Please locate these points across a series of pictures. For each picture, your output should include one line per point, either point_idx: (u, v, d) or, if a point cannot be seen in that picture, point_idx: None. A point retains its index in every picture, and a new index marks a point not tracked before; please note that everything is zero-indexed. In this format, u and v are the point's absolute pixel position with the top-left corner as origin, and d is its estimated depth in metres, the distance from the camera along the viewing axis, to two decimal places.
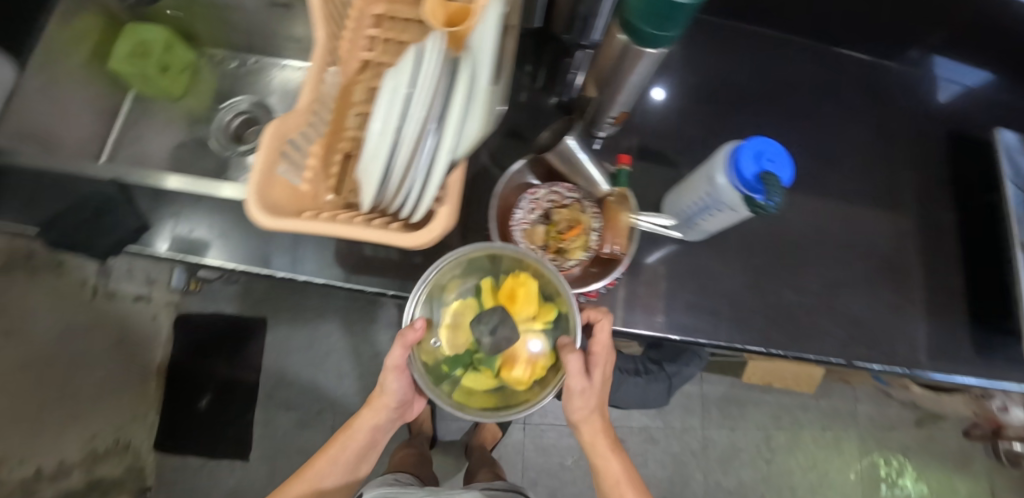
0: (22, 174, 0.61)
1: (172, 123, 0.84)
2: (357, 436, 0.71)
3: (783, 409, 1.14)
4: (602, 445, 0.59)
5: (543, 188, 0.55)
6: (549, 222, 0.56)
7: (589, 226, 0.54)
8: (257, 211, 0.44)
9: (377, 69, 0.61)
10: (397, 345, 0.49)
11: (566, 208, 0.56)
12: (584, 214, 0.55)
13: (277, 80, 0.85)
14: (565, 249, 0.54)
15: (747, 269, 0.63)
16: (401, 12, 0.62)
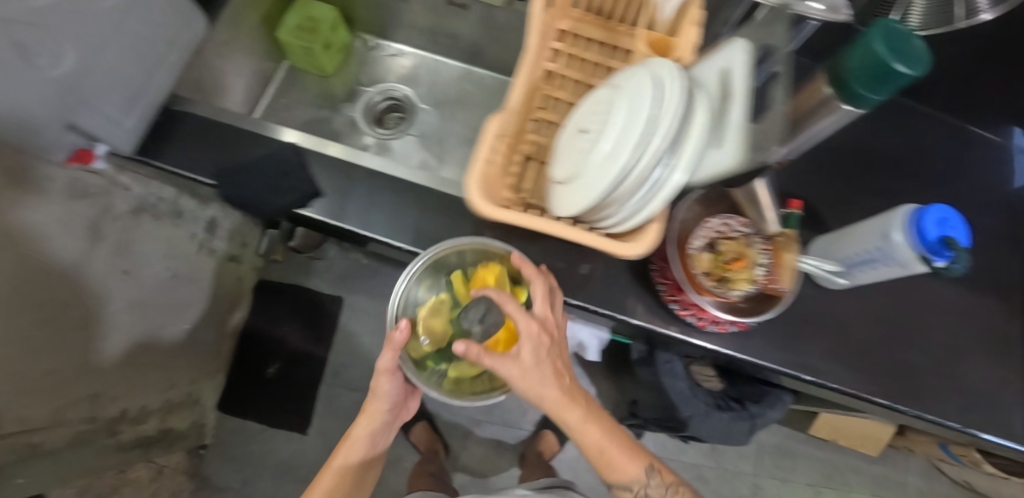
0: (211, 129, 0.65)
1: (316, 97, 0.87)
2: (361, 447, 0.72)
3: (836, 469, 1.14)
4: (583, 421, 0.57)
5: (716, 219, 0.59)
6: (714, 251, 0.59)
7: (755, 261, 0.58)
8: (480, 200, 0.48)
9: (559, 80, 0.64)
10: (388, 348, 0.58)
11: (732, 240, 0.59)
12: (751, 249, 0.58)
13: (424, 73, 0.87)
14: (730, 279, 0.58)
15: (878, 325, 0.65)
16: (586, 31, 0.65)
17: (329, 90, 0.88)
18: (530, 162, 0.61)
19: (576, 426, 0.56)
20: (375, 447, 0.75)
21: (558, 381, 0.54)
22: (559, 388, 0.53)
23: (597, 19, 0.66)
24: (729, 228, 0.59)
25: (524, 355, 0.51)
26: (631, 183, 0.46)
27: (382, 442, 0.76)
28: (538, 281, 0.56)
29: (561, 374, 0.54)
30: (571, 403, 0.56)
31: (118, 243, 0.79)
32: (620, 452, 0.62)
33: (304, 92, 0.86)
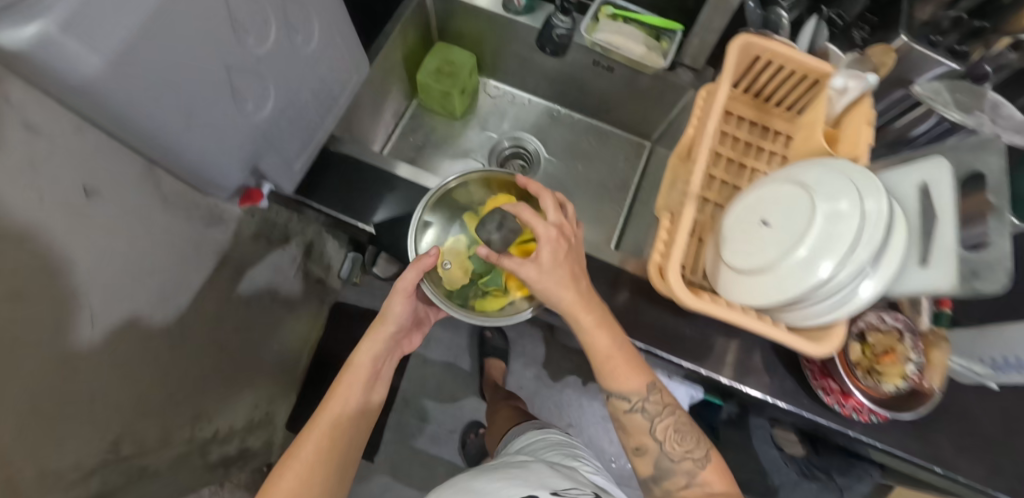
0: (369, 174, 0.67)
1: (436, 137, 0.87)
2: (359, 381, 0.63)
3: None
4: (596, 326, 0.56)
5: (870, 311, 0.61)
6: (863, 341, 0.61)
7: (907, 356, 0.59)
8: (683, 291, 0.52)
9: (715, 157, 0.66)
10: (412, 269, 0.57)
11: (882, 332, 0.61)
12: (902, 344, 0.60)
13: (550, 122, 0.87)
14: (879, 371, 0.60)
15: (1009, 421, 0.65)
16: (739, 110, 0.68)
17: (452, 131, 0.88)
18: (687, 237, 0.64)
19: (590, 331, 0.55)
20: (371, 394, 0.65)
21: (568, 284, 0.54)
22: (575, 292, 0.53)
23: (750, 99, 0.68)
24: (880, 322, 0.61)
25: (543, 254, 0.52)
26: (830, 288, 0.48)
27: (375, 392, 0.66)
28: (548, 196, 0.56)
29: (575, 278, 0.54)
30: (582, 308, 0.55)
31: (235, 267, 0.79)
32: (625, 364, 0.58)
33: (428, 131, 0.87)
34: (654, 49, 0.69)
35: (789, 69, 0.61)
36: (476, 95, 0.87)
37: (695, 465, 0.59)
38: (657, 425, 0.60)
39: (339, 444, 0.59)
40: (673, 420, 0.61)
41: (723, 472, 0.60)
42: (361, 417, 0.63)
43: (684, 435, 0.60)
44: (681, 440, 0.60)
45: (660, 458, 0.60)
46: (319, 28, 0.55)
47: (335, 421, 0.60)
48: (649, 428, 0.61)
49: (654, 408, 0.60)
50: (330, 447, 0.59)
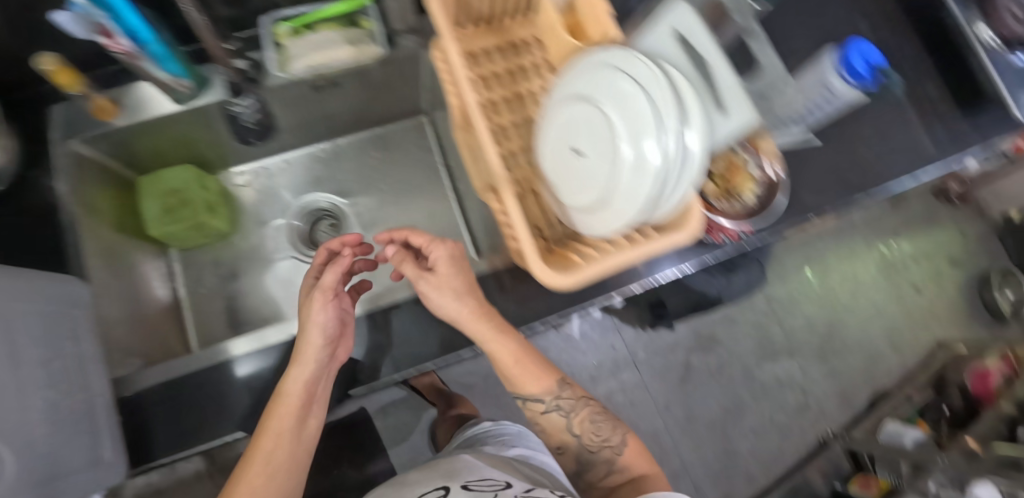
0: (184, 393, 0.54)
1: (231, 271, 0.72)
2: (286, 430, 0.52)
3: (809, 246, 1.34)
4: (500, 349, 0.56)
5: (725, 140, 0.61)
6: (711, 175, 0.62)
7: (746, 162, 0.61)
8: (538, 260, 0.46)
9: (495, 108, 0.60)
10: (318, 296, 0.53)
11: (720, 156, 0.62)
12: (738, 155, 0.61)
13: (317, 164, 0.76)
14: (735, 190, 0.62)
15: (822, 163, 0.75)
16: (479, 46, 0.61)
17: (244, 248, 0.73)
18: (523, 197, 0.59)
19: (510, 357, 0.57)
20: (308, 420, 0.54)
21: (478, 311, 0.54)
22: (491, 322, 0.54)
23: (483, 29, 0.61)
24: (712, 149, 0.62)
25: (445, 307, 0.53)
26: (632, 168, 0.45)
27: (310, 421, 0.55)
28: (438, 246, 0.55)
29: (480, 311, 0.54)
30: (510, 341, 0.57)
31: None
32: (511, 359, 0.58)
33: (216, 267, 0.72)
34: (358, 42, 0.60)
35: None
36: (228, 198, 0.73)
37: (613, 451, 0.63)
38: (573, 421, 0.64)
39: (280, 462, 0.51)
40: (587, 412, 0.64)
41: (641, 453, 0.63)
42: (300, 445, 0.53)
43: (601, 425, 0.64)
44: (598, 432, 0.64)
45: (581, 452, 0.64)
46: (27, 388, 0.42)
47: (270, 447, 0.51)
48: (566, 425, 0.63)
49: (569, 406, 0.63)
50: (277, 471, 0.51)
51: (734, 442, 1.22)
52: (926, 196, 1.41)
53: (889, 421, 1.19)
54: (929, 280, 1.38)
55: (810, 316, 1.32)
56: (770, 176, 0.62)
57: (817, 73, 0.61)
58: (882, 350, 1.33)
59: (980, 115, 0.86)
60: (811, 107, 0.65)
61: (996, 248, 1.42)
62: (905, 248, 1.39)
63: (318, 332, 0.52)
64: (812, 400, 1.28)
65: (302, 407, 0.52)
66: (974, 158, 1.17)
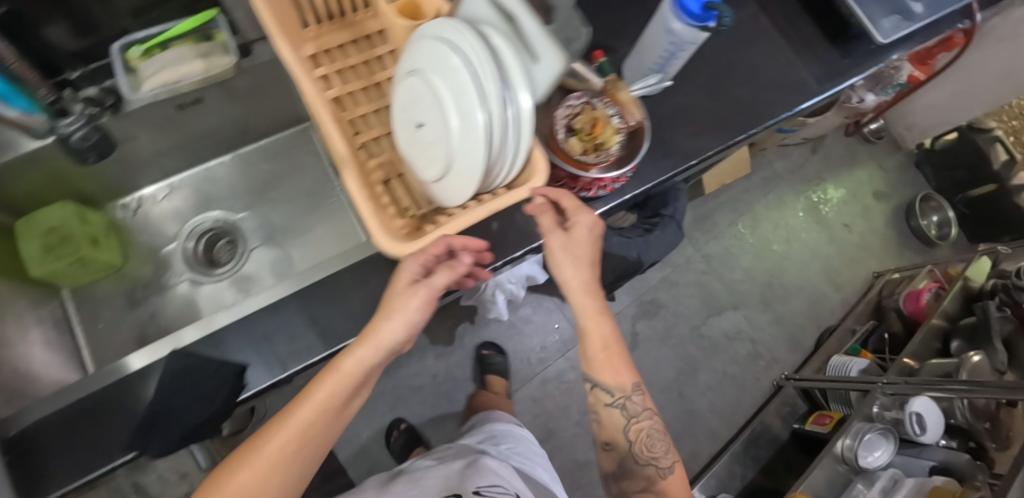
0: (67, 419, 0.52)
1: (134, 298, 0.72)
2: (329, 405, 0.51)
3: (737, 200, 1.38)
4: (599, 330, 0.65)
5: (581, 98, 0.63)
6: (575, 132, 0.62)
7: (607, 115, 0.63)
8: (380, 234, 0.46)
9: (351, 100, 0.61)
10: (446, 273, 0.51)
11: (581, 113, 0.63)
12: (597, 110, 0.63)
13: (213, 184, 0.77)
14: (603, 145, 0.63)
15: (701, 111, 0.78)
16: (332, 41, 0.62)
17: (140, 276, 0.73)
18: (390, 182, 0.60)
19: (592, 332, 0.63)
20: (353, 398, 0.54)
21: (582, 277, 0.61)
22: (592, 295, 0.62)
23: (334, 24, 0.62)
24: (573, 106, 0.63)
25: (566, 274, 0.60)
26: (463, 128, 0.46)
27: (350, 402, 0.54)
28: (584, 214, 0.58)
29: (591, 290, 0.63)
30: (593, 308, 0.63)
31: None
32: (593, 345, 0.66)
33: (115, 297, 0.71)
34: (209, 54, 0.61)
35: None
36: (121, 230, 0.73)
37: (657, 469, 0.70)
38: (630, 424, 0.70)
39: (308, 429, 0.51)
40: (647, 424, 0.70)
41: (680, 483, 0.70)
42: (338, 416, 0.53)
43: (654, 442, 0.70)
44: (650, 447, 0.70)
45: (629, 457, 0.71)
46: None
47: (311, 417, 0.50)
48: (623, 425, 0.70)
49: (634, 407, 0.69)
50: (309, 436, 0.51)
51: (693, 400, 1.24)
52: (841, 136, 1.46)
53: (835, 356, 1.23)
54: (858, 216, 1.43)
55: (748, 268, 1.35)
56: (628, 126, 0.63)
57: (660, 20, 0.63)
58: (823, 289, 1.37)
59: (847, 47, 0.90)
60: (663, 56, 0.66)
61: (913, 176, 1.49)
62: (829, 189, 1.43)
63: (425, 305, 0.51)
64: (763, 348, 1.31)
65: (354, 385, 0.52)
66: (868, 93, 1.22)
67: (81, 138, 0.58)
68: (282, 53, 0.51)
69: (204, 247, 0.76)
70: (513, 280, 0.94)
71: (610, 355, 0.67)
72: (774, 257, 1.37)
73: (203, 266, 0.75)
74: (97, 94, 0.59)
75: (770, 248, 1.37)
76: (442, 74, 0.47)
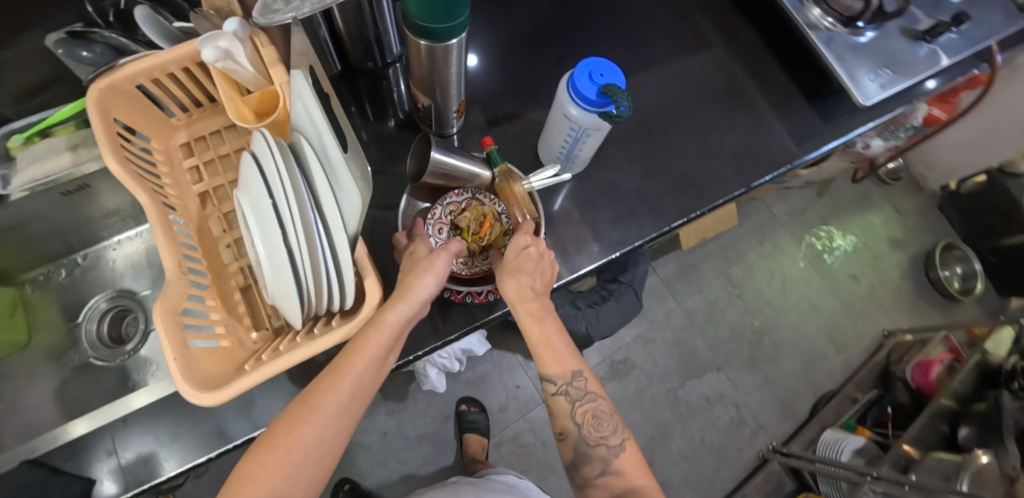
0: None
1: (38, 373, 0.72)
2: (373, 358, 0.44)
3: (727, 247, 1.25)
4: (544, 330, 0.53)
5: (466, 193, 0.59)
6: (459, 230, 0.58)
7: (495, 212, 0.59)
8: (181, 380, 0.42)
9: (221, 193, 0.58)
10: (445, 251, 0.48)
11: (467, 210, 0.59)
12: (484, 206, 0.59)
13: (119, 261, 0.76)
14: (491, 244, 0.58)
15: (634, 189, 0.70)
16: (205, 129, 0.59)
17: (48, 349, 0.73)
18: (252, 284, 0.56)
19: (540, 343, 0.52)
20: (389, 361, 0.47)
21: (528, 292, 0.51)
22: (537, 306, 0.52)
23: (206, 110, 0.59)
24: (454, 203, 0.58)
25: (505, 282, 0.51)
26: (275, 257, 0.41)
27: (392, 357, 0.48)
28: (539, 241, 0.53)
29: (528, 295, 0.51)
30: (546, 324, 0.53)
31: None
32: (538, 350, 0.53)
33: (17, 372, 0.71)
34: (81, 147, 0.61)
35: (197, 66, 0.52)
36: (27, 306, 0.73)
37: (610, 451, 0.54)
38: (577, 408, 0.55)
39: (357, 384, 0.44)
40: (593, 404, 0.55)
41: (640, 465, 0.54)
42: (374, 381, 0.46)
43: (602, 421, 0.55)
44: (598, 427, 0.55)
45: (579, 443, 0.55)
46: None
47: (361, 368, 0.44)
48: (570, 411, 0.55)
49: (579, 391, 0.55)
50: (355, 392, 0.44)
51: (663, 471, 1.13)
52: (855, 176, 1.29)
53: (828, 429, 1.09)
54: (868, 267, 1.27)
55: (735, 324, 1.22)
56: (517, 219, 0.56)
57: (558, 102, 0.55)
58: (822, 350, 1.23)
59: (825, 105, 0.78)
60: (566, 140, 0.58)
61: (937, 222, 1.31)
62: (835, 237, 1.28)
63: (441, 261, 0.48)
64: (748, 414, 1.19)
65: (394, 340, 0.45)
66: (875, 138, 1.06)
67: None
68: (106, 165, 0.47)
69: (108, 327, 0.75)
70: (446, 354, 0.89)
71: (552, 347, 0.53)
72: (768, 313, 1.23)
73: (105, 345, 0.74)
74: None
75: (763, 302, 1.24)
76: (255, 193, 0.42)
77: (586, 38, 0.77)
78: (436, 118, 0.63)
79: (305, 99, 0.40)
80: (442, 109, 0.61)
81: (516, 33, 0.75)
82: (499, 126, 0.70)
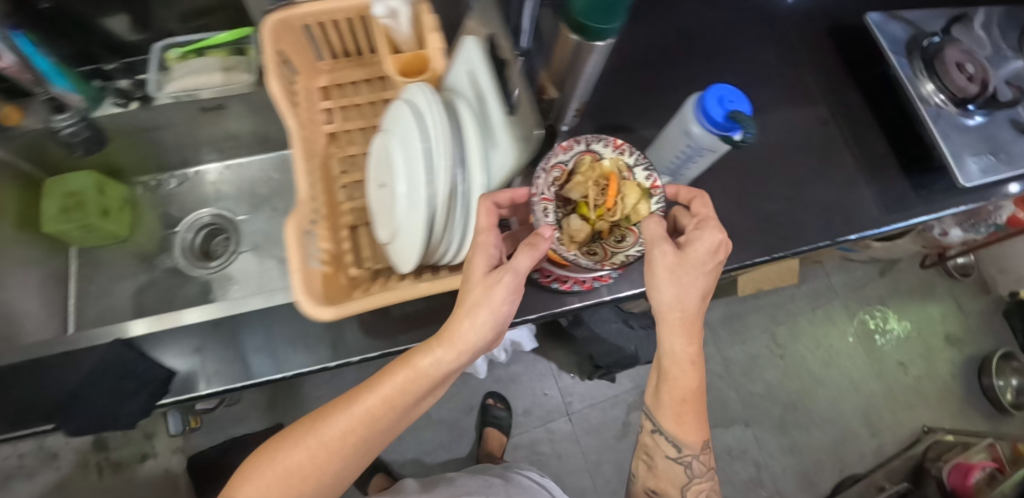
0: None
1: (129, 269, 0.77)
2: (396, 403, 0.46)
3: (777, 305, 1.24)
4: (694, 395, 0.53)
5: (574, 148, 0.48)
6: (579, 202, 0.47)
7: (620, 167, 0.48)
8: (302, 291, 0.45)
9: (346, 137, 0.62)
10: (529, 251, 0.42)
11: (578, 172, 0.48)
12: (602, 162, 0.48)
13: (227, 183, 0.82)
14: (621, 210, 0.47)
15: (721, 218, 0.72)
16: (345, 77, 0.63)
17: (141, 248, 0.79)
18: (358, 227, 0.60)
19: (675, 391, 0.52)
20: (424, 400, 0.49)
21: (684, 314, 0.48)
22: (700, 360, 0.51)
23: (348, 61, 0.63)
24: (562, 163, 0.48)
25: (665, 291, 0.46)
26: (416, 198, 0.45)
27: (426, 398, 0.49)
28: (708, 231, 0.47)
29: (693, 326, 0.49)
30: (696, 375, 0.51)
31: None
32: (672, 405, 0.54)
33: (112, 264, 0.77)
34: (231, 69, 0.65)
35: (361, 17, 0.57)
36: (134, 206, 0.79)
37: None
38: (691, 483, 0.57)
39: (376, 419, 0.46)
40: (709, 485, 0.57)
41: None
42: (402, 418, 0.48)
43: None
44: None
45: None
46: None
47: (381, 409, 0.46)
48: (684, 481, 0.56)
49: (699, 468, 0.56)
50: (369, 430, 0.46)
51: None
52: (920, 264, 1.27)
53: None
54: (918, 357, 1.24)
55: (772, 383, 1.20)
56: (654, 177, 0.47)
57: (683, 116, 0.58)
58: (855, 430, 1.20)
59: (920, 179, 0.78)
60: (679, 154, 0.61)
61: (1000, 327, 1.27)
62: (889, 319, 1.25)
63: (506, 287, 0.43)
64: (768, 477, 1.16)
65: (426, 387, 0.46)
66: (954, 227, 1.05)
67: (72, 133, 0.63)
68: (269, 86, 0.51)
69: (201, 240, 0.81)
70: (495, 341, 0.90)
71: (691, 419, 0.54)
72: (807, 380, 1.21)
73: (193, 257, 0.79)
74: (130, 86, 0.66)
75: (803, 368, 1.22)
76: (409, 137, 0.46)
77: (699, 69, 0.80)
78: (554, 111, 0.67)
79: (477, 64, 0.44)
80: (563, 104, 0.65)
81: (634, 50, 0.78)
82: (604, 132, 0.72)
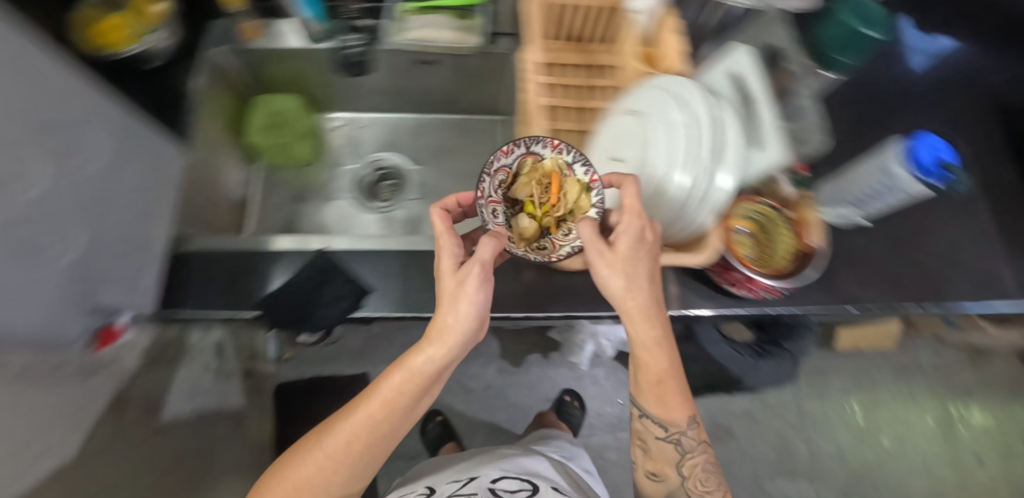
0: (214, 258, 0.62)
1: (302, 194, 0.84)
2: (394, 403, 0.52)
3: (862, 369, 1.23)
4: (662, 367, 0.55)
5: (516, 150, 0.55)
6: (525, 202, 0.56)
7: (562, 164, 0.55)
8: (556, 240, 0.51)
9: (562, 111, 0.65)
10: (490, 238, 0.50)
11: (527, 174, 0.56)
12: (547, 162, 0.56)
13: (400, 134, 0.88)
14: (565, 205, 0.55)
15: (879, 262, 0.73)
16: (563, 58, 0.67)
17: (315, 178, 0.85)
18: None
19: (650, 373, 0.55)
20: (421, 400, 0.55)
21: (635, 300, 0.51)
22: (665, 337, 0.54)
23: (569, 44, 0.68)
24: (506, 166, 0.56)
25: (614, 279, 0.50)
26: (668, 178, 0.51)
27: (424, 398, 0.55)
28: (634, 216, 0.49)
29: (648, 306, 0.52)
30: (663, 348, 0.54)
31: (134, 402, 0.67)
32: (653, 385, 0.56)
33: (290, 187, 0.84)
34: (462, 29, 0.69)
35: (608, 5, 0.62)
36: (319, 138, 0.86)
37: None
38: (686, 459, 0.58)
39: (382, 416, 0.53)
40: (704, 456, 0.58)
41: None
42: (404, 415, 0.54)
43: (710, 475, 0.57)
44: (705, 481, 0.57)
45: (677, 490, 0.58)
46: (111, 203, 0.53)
47: (380, 407, 0.52)
48: (676, 457, 0.58)
49: (690, 442, 0.57)
50: (378, 428, 0.53)
51: None
52: (1020, 363, 1.22)
53: None
54: (998, 454, 1.21)
55: (843, 446, 1.19)
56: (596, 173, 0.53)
57: (878, 158, 0.61)
58: None
59: None
60: (868, 192, 0.64)
61: None
62: (973, 410, 1.23)
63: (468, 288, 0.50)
64: None
65: (423, 385, 0.53)
66: None
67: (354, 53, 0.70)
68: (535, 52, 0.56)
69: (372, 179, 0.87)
70: (606, 338, 0.93)
71: (664, 395, 0.56)
72: (879, 450, 1.19)
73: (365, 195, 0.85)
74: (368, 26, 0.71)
75: (877, 438, 1.20)
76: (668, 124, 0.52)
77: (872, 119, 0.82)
78: None
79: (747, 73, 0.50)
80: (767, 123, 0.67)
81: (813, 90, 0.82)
82: None
